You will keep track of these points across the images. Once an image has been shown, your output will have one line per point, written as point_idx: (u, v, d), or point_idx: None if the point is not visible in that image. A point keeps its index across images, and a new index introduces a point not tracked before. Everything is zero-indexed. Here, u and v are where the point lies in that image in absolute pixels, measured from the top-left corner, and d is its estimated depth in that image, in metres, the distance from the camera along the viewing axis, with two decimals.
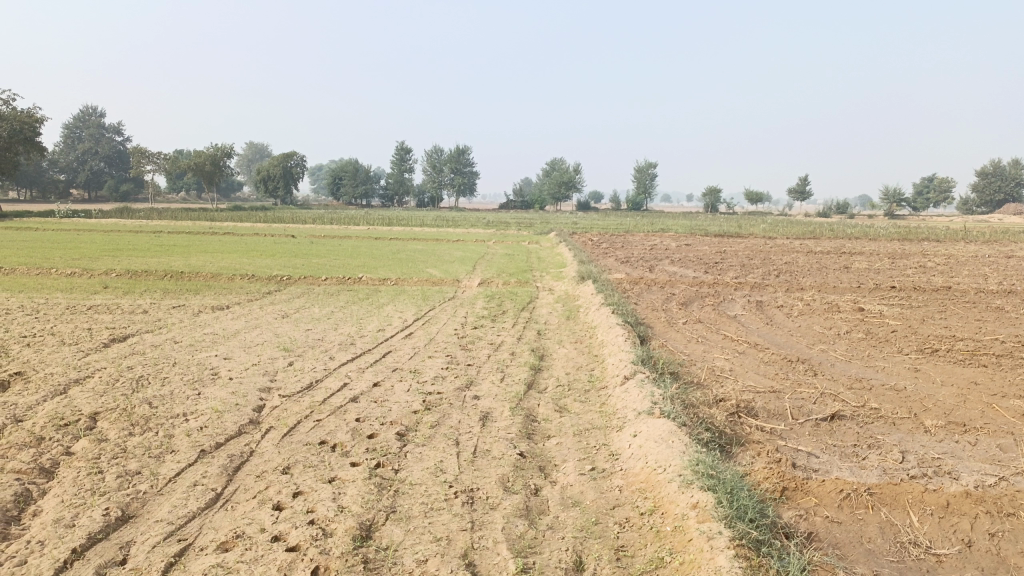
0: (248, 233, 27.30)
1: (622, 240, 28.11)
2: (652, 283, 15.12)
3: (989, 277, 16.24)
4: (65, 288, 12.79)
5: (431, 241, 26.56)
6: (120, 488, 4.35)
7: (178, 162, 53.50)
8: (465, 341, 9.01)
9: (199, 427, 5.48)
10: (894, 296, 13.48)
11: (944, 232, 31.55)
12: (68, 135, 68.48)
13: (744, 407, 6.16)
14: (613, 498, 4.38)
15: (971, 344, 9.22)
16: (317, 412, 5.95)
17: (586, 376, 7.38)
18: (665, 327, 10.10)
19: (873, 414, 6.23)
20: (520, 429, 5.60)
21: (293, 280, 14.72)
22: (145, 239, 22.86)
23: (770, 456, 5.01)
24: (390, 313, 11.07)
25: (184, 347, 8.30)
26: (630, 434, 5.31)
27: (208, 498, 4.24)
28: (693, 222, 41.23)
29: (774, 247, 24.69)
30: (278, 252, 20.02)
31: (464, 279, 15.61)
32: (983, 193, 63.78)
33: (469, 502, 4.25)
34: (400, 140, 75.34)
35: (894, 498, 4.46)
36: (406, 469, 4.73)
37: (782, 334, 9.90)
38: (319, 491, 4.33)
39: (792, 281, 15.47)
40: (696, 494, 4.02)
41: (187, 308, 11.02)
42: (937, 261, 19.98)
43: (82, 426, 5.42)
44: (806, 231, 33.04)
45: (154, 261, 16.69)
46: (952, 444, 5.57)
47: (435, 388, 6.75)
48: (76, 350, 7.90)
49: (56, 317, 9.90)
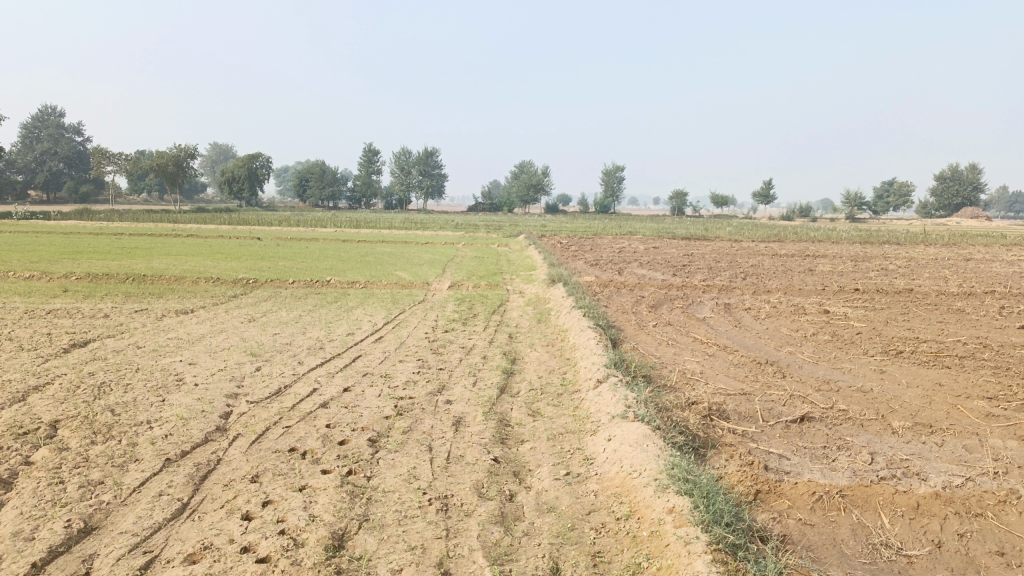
0: (213, 236, 26.83)
1: (592, 242, 28.22)
2: (622, 286, 15.19)
3: (949, 279, 16.63)
4: (23, 291, 12.45)
5: (400, 244, 26.38)
6: (82, 499, 4.21)
7: (140, 163, 52.51)
8: (436, 345, 8.93)
9: (164, 434, 5.34)
10: (858, 298, 13.69)
11: (905, 235, 32.22)
12: (25, 134, 66.87)
13: (715, 409, 6.18)
14: (588, 503, 4.35)
15: (934, 345, 9.39)
16: (286, 418, 5.84)
17: (558, 379, 7.36)
18: (635, 329, 10.14)
19: (842, 416, 6.31)
20: (493, 434, 5.55)
21: (259, 283, 14.52)
22: (107, 242, 22.37)
23: (743, 459, 5.03)
24: (360, 317, 10.95)
25: (148, 352, 8.10)
26: (604, 438, 5.29)
27: (174, 508, 4.13)
28: (660, 226, 41.58)
29: (740, 250, 25.01)
30: (245, 255, 19.74)
31: (434, 282, 15.52)
32: (942, 196, 65.32)
33: (443, 509, 4.19)
34: (368, 143, 74.88)
35: (865, 500, 4.50)
36: (379, 476, 4.66)
37: (751, 336, 9.99)
38: (290, 500, 4.24)
39: (759, 284, 15.62)
40: (672, 498, 4.02)
41: (151, 312, 10.78)
42: (898, 264, 20.40)
43: (42, 434, 5.25)
44: (771, 234, 33.53)
45: (116, 264, 16.34)
46: (919, 445, 5.64)
47: (407, 393, 6.67)
48: (34, 356, 7.66)
49: (13, 322, 9.60)
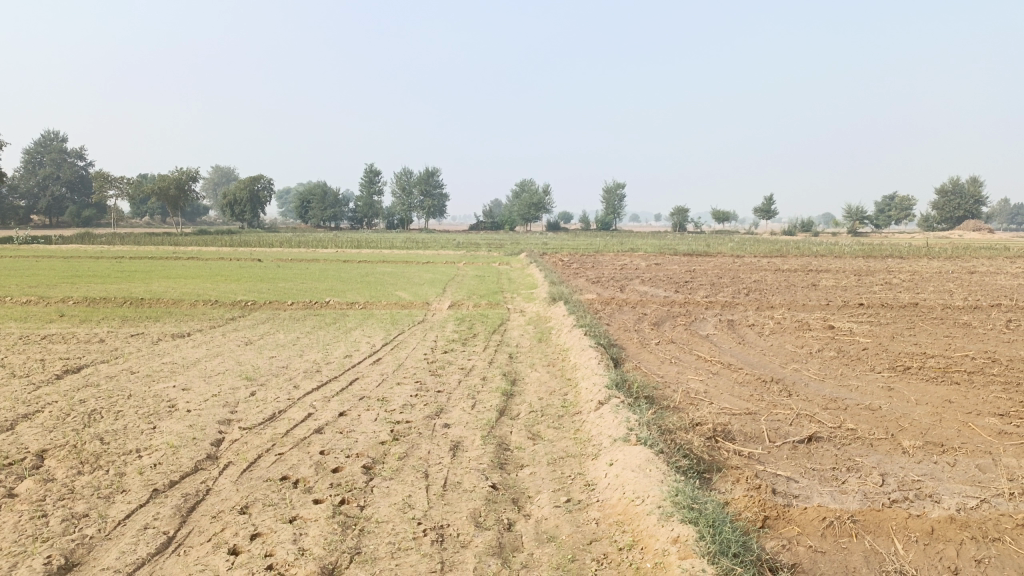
0: (213, 258, 26.77)
1: (593, 260, 28.15)
2: (623, 303, 15.05)
3: (954, 293, 16.46)
4: (20, 317, 12.33)
5: (401, 263, 26.24)
6: (65, 533, 4.06)
7: (141, 186, 52.62)
8: (435, 367, 8.79)
9: (153, 464, 5.18)
10: (862, 313, 13.53)
11: (908, 249, 32.00)
12: (29, 160, 67.28)
13: (720, 430, 6.02)
14: (590, 531, 4.19)
15: (942, 361, 9.23)
16: (279, 445, 5.69)
17: (559, 401, 7.19)
18: (637, 348, 9.99)
19: (850, 435, 6.13)
20: (492, 458, 5.40)
21: (258, 305, 14.39)
22: (107, 265, 22.28)
23: (749, 482, 4.87)
24: (358, 338, 10.81)
25: (141, 377, 7.96)
26: (606, 462, 5.13)
27: (159, 542, 3.97)
28: (662, 242, 41.47)
29: (743, 265, 24.89)
30: (244, 277, 19.68)
31: (434, 302, 15.41)
32: (943, 210, 65.28)
33: (438, 540, 4.03)
34: (370, 164, 75.25)
35: (877, 525, 4.33)
36: (373, 505, 4.51)
37: (755, 354, 9.83)
38: (280, 532, 4.08)
39: (762, 300, 15.49)
40: (677, 528, 3.85)
41: (147, 337, 10.65)
42: (902, 277, 20.24)
43: (28, 465, 5.11)
44: (773, 249, 33.37)
45: (114, 288, 16.26)
46: (931, 466, 5.48)
47: (404, 417, 6.52)
48: (26, 383, 7.52)
49: (7, 348, 9.47)
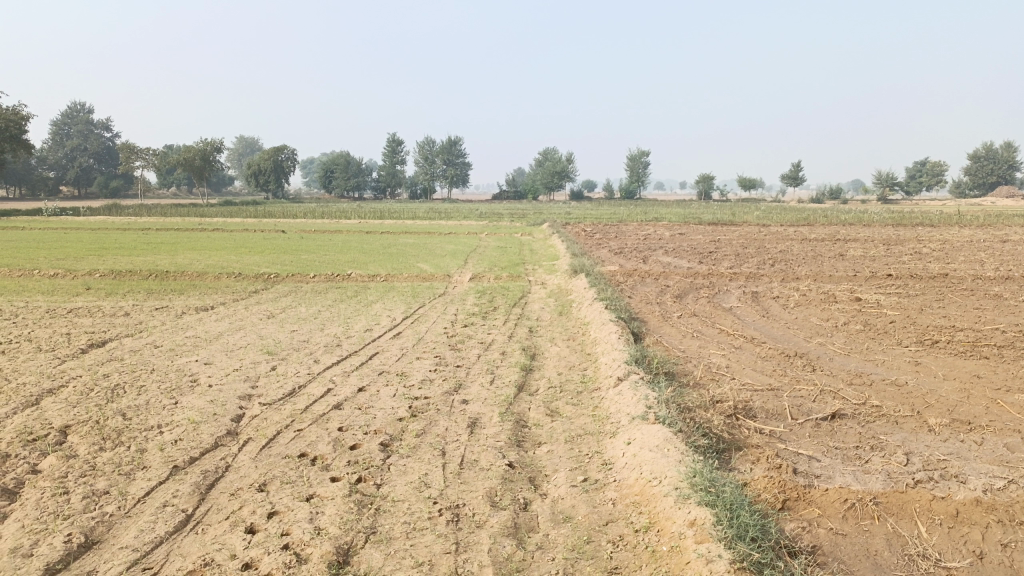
0: (239, 229, 26.94)
1: (616, 229, 27.91)
2: (646, 275, 14.92)
3: (985, 263, 16.09)
4: (48, 290, 12.49)
5: (423, 234, 26.20)
6: (86, 510, 4.11)
7: (167, 158, 52.92)
8: (455, 341, 8.78)
9: (174, 440, 5.23)
10: (890, 284, 13.28)
11: (939, 216, 31.37)
12: (57, 132, 67.98)
13: (741, 407, 5.94)
14: (606, 512, 4.16)
15: (971, 334, 9.03)
16: (298, 421, 5.71)
17: (578, 376, 7.15)
18: (659, 321, 9.90)
19: (875, 412, 6.03)
20: (510, 436, 5.38)
21: (281, 277, 14.46)
22: (134, 237, 22.51)
23: (770, 462, 4.80)
24: (379, 312, 10.84)
25: (164, 352, 8.04)
26: (624, 441, 5.09)
27: (177, 520, 4.01)
28: (686, 211, 41.00)
29: (769, 235, 24.55)
30: (268, 248, 19.77)
31: (455, 273, 15.37)
32: (976, 175, 63.84)
33: (454, 520, 4.02)
34: (392, 134, 75.06)
35: (900, 508, 4.26)
36: (389, 484, 4.51)
37: (779, 327, 9.69)
38: (297, 511, 4.09)
39: (788, 270, 15.27)
40: (694, 510, 3.81)
41: (171, 310, 10.75)
42: (932, 247, 19.87)
43: (51, 441, 5.18)
44: (800, 217, 32.87)
45: (140, 260, 16.42)
46: (957, 444, 5.37)
47: (422, 393, 6.51)
48: (51, 357, 7.62)
49: (34, 322, 9.61)
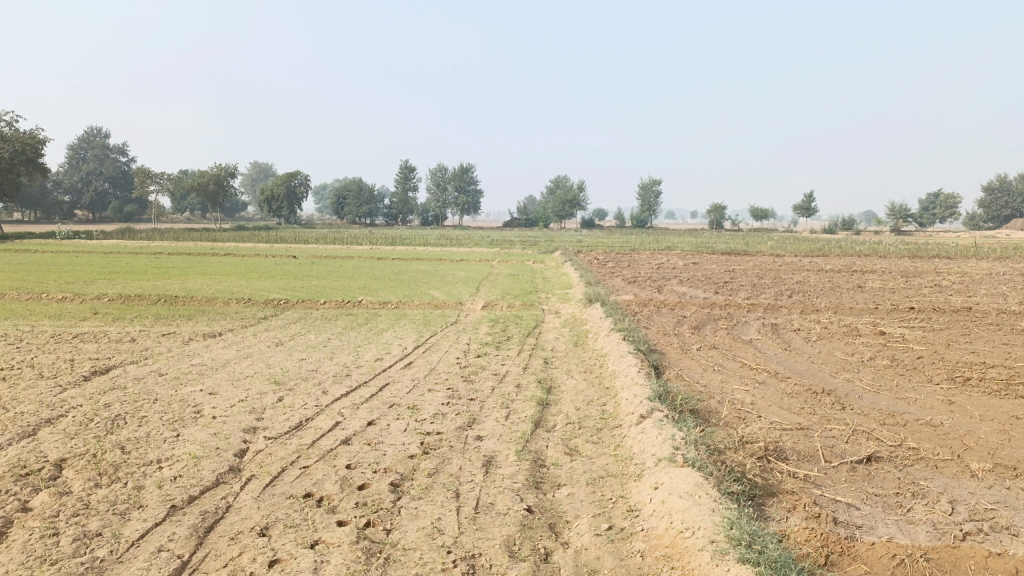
0: (251, 254, 26.88)
1: (629, 258, 27.62)
2: (662, 305, 14.65)
3: (1008, 296, 15.68)
4: (54, 314, 12.28)
5: (434, 260, 26.02)
6: (75, 554, 3.83)
7: (182, 182, 53.06)
8: (467, 372, 8.48)
9: (173, 476, 4.96)
10: (913, 318, 12.91)
11: (956, 248, 31.11)
12: (74, 156, 68.70)
13: (772, 449, 5.61)
14: (634, 566, 3.85)
15: (1004, 372, 8.65)
16: (305, 457, 5.42)
17: (597, 413, 6.83)
18: (678, 354, 9.60)
19: (912, 455, 5.68)
20: (527, 477, 5.08)
21: (291, 304, 14.23)
22: (145, 261, 22.39)
23: (808, 511, 4.47)
24: (389, 340, 10.56)
25: (168, 380, 7.78)
26: (650, 486, 4.78)
27: (172, 568, 3.72)
28: (698, 240, 40.46)
29: (785, 266, 24.19)
30: (279, 274, 19.57)
31: (467, 301, 15.12)
32: (990, 208, 63.31)
33: (470, 572, 3.71)
34: (405, 161, 75.44)
35: (953, 564, 3.92)
36: (400, 529, 4.21)
37: (803, 361, 9.35)
38: (300, 559, 3.80)
39: (807, 302, 14.92)
40: (732, 568, 3.49)
41: (178, 336, 10.52)
42: (951, 279, 19.47)
43: (45, 476, 4.92)
44: (814, 247, 32.52)
45: (149, 285, 16.20)
46: (1004, 492, 5.02)
47: (434, 428, 6.22)
48: (52, 385, 7.37)
49: (38, 347, 9.39)
